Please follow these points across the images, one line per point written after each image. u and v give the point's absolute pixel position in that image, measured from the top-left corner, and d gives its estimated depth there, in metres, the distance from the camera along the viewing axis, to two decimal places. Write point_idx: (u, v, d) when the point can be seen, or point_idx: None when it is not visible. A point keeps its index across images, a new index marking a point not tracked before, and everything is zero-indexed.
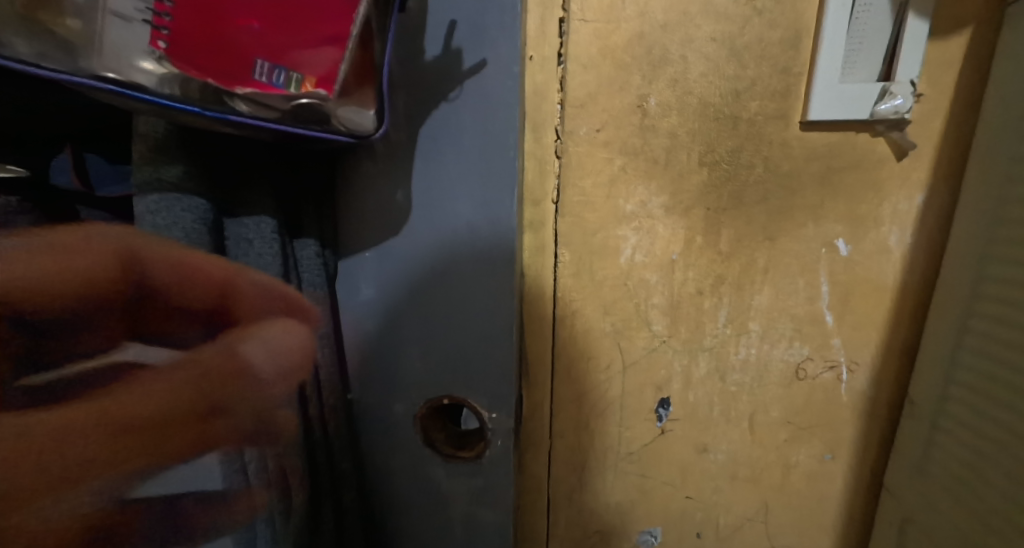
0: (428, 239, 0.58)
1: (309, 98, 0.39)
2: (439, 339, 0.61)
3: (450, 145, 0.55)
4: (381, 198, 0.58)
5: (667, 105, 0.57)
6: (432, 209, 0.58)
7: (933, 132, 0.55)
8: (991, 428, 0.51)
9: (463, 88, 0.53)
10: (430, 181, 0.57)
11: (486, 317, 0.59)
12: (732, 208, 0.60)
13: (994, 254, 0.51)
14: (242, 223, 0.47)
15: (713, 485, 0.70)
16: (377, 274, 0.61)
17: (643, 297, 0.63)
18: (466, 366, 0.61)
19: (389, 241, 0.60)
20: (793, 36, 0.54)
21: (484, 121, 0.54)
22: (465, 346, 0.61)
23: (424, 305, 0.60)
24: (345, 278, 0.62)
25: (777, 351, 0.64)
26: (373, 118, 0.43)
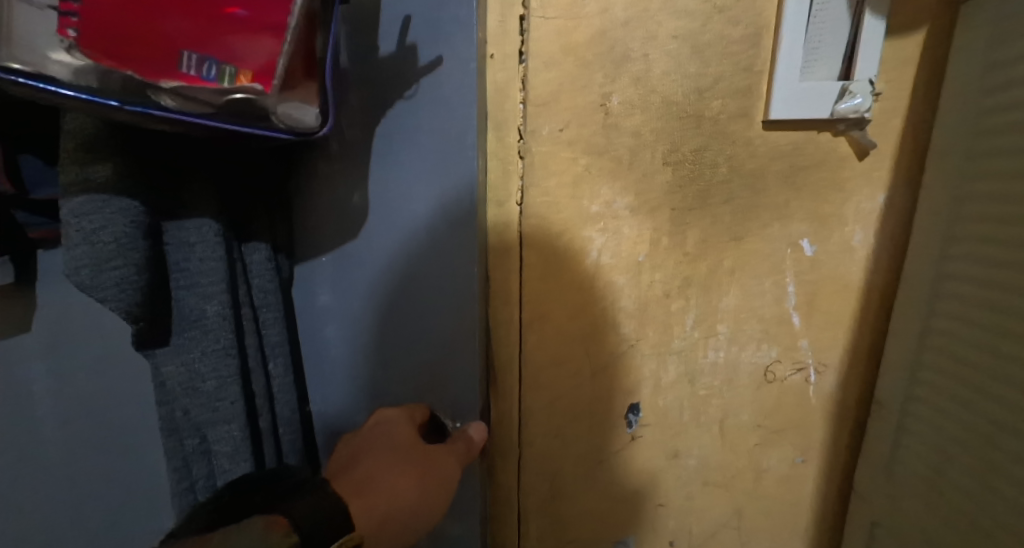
0: (383, 242, 0.56)
1: (244, 93, 0.37)
2: (399, 346, 0.59)
3: (408, 145, 0.54)
4: (338, 199, 0.57)
5: (630, 103, 0.56)
6: (391, 211, 0.55)
7: (893, 131, 0.55)
8: (957, 429, 0.51)
9: (419, 86, 0.52)
10: (385, 182, 0.55)
11: (450, 322, 0.56)
12: (698, 209, 0.59)
13: (953, 252, 0.50)
14: (183, 226, 0.46)
15: (685, 491, 0.69)
16: (336, 279, 0.60)
17: (610, 300, 0.62)
18: (427, 374, 0.58)
19: (344, 245, 0.58)
20: (753, 34, 0.54)
21: (443, 119, 0.52)
22: (427, 354, 0.57)
23: (380, 309, 0.58)
24: (303, 284, 0.62)
25: (746, 353, 0.63)
26: (316, 115, 0.41)
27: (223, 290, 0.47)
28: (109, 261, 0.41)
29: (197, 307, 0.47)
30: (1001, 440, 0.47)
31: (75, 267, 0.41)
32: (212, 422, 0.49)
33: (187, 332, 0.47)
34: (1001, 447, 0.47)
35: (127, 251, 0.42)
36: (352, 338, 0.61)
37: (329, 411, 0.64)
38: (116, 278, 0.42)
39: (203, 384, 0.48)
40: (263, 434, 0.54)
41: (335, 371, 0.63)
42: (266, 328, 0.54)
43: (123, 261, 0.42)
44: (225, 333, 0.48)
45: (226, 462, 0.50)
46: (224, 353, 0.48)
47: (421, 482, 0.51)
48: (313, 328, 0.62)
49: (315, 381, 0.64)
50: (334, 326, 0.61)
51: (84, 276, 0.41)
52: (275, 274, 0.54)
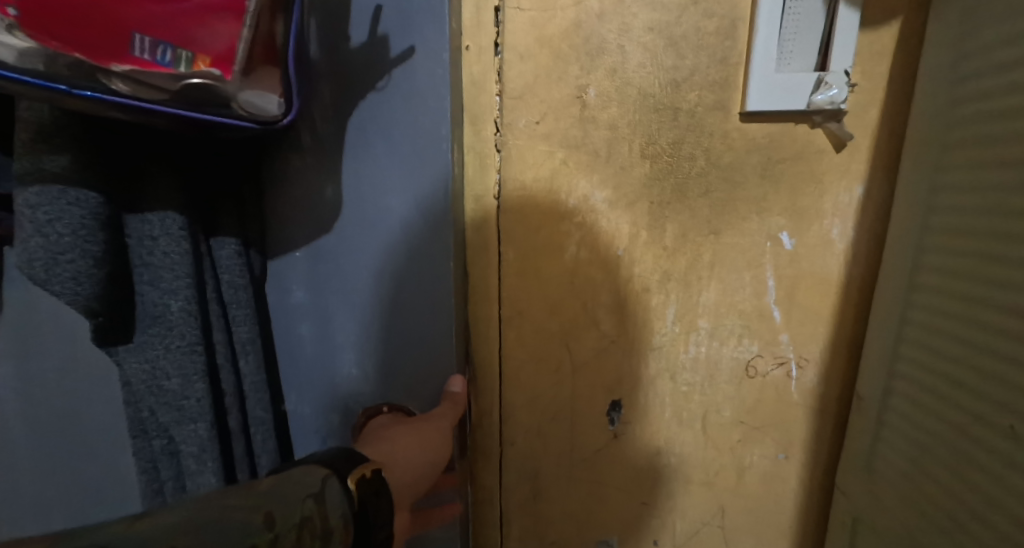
0: (361, 237, 0.55)
1: (201, 78, 0.37)
2: (376, 343, 0.58)
3: (383, 138, 0.53)
4: (311, 192, 0.55)
5: (606, 96, 0.56)
6: (368, 205, 0.55)
7: (868, 122, 0.54)
8: (934, 423, 0.50)
9: (391, 77, 0.51)
10: (361, 176, 0.54)
11: (427, 320, 0.57)
12: (676, 202, 0.58)
13: (928, 243, 0.50)
14: (145, 219, 0.44)
15: (669, 490, 0.68)
16: (310, 276, 0.57)
17: (590, 295, 0.61)
18: (405, 371, 0.58)
19: (320, 240, 0.56)
20: (729, 25, 0.53)
21: (416, 112, 0.52)
22: (404, 350, 0.57)
23: (360, 304, 0.57)
24: (275, 280, 0.58)
25: (726, 349, 0.62)
26: (278, 103, 0.41)
27: (188, 284, 0.45)
28: (64, 254, 0.40)
29: (160, 302, 0.45)
30: (980, 434, 0.45)
31: (29, 260, 0.40)
32: (177, 422, 0.47)
33: (151, 328, 0.46)
34: (975, 438, 0.46)
35: (83, 244, 0.41)
36: (328, 336, 0.59)
37: (303, 416, 0.62)
38: (72, 271, 0.41)
39: (167, 382, 0.46)
40: (234, 435, 0.52)
41: (312, 373, 0.60)
42: (236, 325, 0.51)
43: (80, 254, 0.41)
44: (190, 329, 0.46)
45: (192, 463, 0.48)
46: (190, 350, 0.46)
47: (420, 445, 0.52)
48: (287, 327, 0.59)
49: (290, 385, 0.61)
50: (308, 324, 0.59)
51: (37, 269, 0.40)
52: (246, 269, 0.52)
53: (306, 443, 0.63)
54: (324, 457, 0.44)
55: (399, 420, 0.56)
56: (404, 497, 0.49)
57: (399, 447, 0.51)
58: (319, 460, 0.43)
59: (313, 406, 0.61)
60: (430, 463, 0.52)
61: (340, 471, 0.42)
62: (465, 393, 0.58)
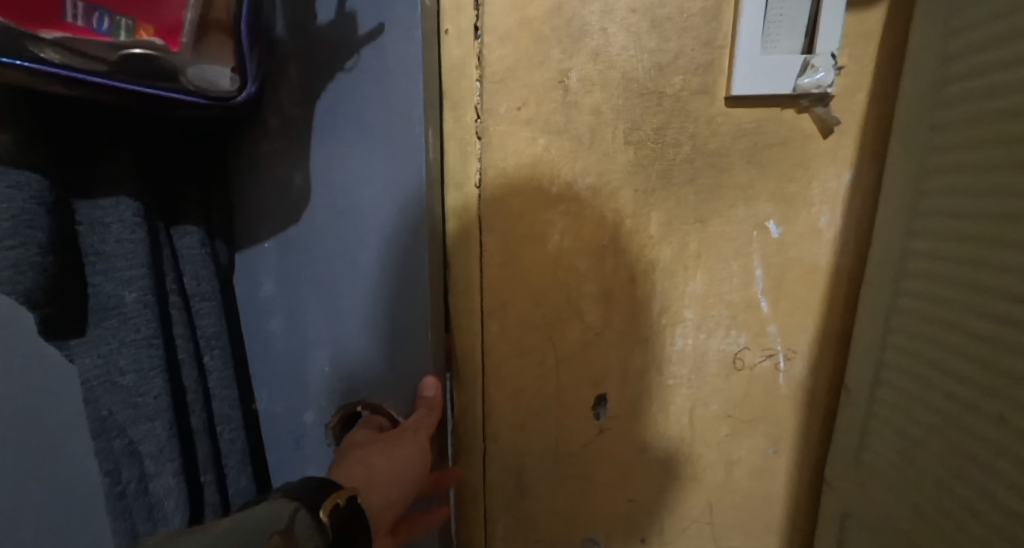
0: (330, 226, 0.54)
1: (143, 48, 0.36)
2: (350, 335, 0.56)
3: (354, 121, 0.51)
4: (278, 177, 0.53)
5: (589, 80, 0.54)
6: (340, 190, 0.53)
7: (857, 107, 0.53)
8: (925, 413, 0.48)
9: (361, 56, 0.50)
10: (331, 160, 0.52)
11: (402, 310, 0.55)
12: (660, 189, 0.57)
13: (918, 229, 0.48)
14: (95, 204, 0.41)
15: (656, 486, 0.66)
16: (280, 266, 0.55)
17: (574, 286, 0.59)
18: (381, 363, 0.56)
19: (289, 229, 0.54)
20: (713, 6, 0.52)
21: (388, 93, 0.50)
22: (378, 342, 0.56)
23: (331, 295, 0.55)
24: (243, 272, 0.56)
25: (714, 340, 0.61)
26: (230, 79, 0.41)
27: (144, 274, 0.43)
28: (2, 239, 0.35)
29: (115, 293, 0.42)
30: (970, 423, 0.44)
31: None
32: (134, 424, 0.44)
33: (104, 322, 0.42)
34: (968, 428, 0.44)
35: (24, 232, 0.36)
36: (300, 329, 0.57)
37: (273, 414, 0.59)
38: (11, 260, 0.36)
39: (122, 379, 0.42)
40: (197, 435, 0.48)
41: (282, 370, 0.58)
42: (201, 319, 0.49)
43: (19, 240, 0.36)
44: (147, 321, 0.43)
45: (152, 469, 0.44)
46: (147, 345, 0.44)
47: (393, 458, 0.50)
48: (256, 322, 0.57)
49: (260, 380, 0.58)
50: (279, 317, 0.56)
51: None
52: (208, 259, 0.50)
53: (279, 446, 0.59)
54: (298, 484, 0.43)
55: (380, 434, 0.53)
56: (381, 522, 0.48)
57: (371, 464, 0.49)
58: (287, 492, 0.41)
59: (285, 403, 0.58)
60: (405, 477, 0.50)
61: (312, 501, 0.41)
62: (440, 396, 0.56)
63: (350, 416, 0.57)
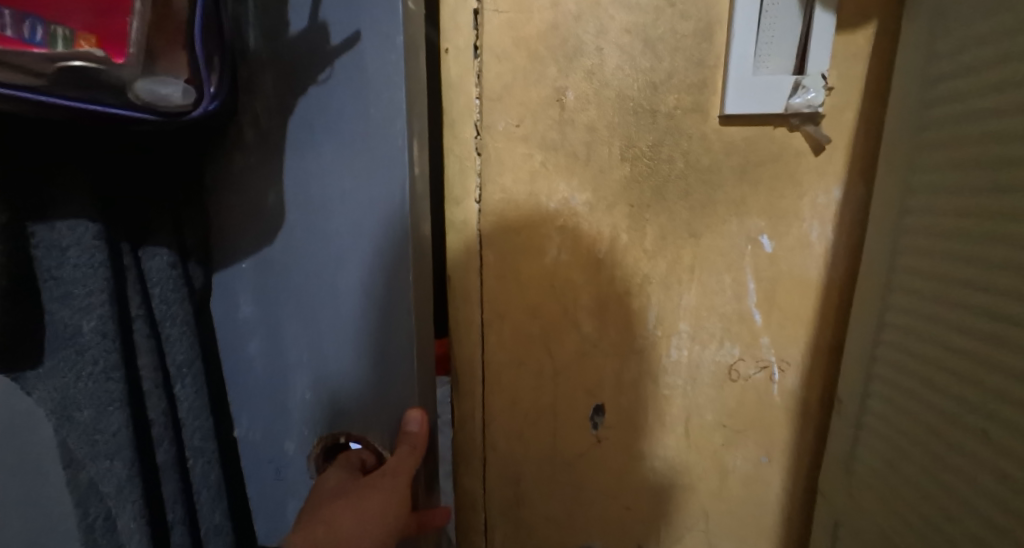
0: (305, 247, 0.56)
1: (82, 60, 0.39)
2: (327, 354, 0.58)
3: (326, 145, 0.53)
4: (254, 199, 0.56)
5: (585, 98, 0.56)
6: (316, 214, 0.55)
7: (846, 125, 0.54)
8: (911, 426, 0.49)
9: (335, 67, 0.51)
10: (306, 176, 0.54)
11: (387, 324, 0.56)
12: (655, 204, 0.58)
13: (903, 245, 0.49)
14: (54, 228, 0.43)
15: (652, 494, 0.67)
16: (257, 290, 0.58)
17: (570, 298, 0.61)
18: (365, 376, 0.58)
19: (265, 250, 0.57)
20: (705, 27, 0.53)
21: (366, 107, 0.52)
22: (362, 356, 0.58)
23: (309, 313, 0.58)
24: (222, 292, 0.59)
25: (708, 352, 0.62)
26: (182, 91, 0.42)
27: (101, 302, 0.44)
28: None
29: (73, 323, 0.44)
30: (952, 437, 0.45)
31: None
32: (93, 457, 0.46)
33: (63, 350, 0.44)
34: (950, 441, 0.45)
35: None
36: (278, 350, 0.60)
37: (256, 432, 0.62)
38: None
39: (80, 413, 0.45)
40: (162, 468, 0.50)
41: (258, 389, 0.61)
42: (171, 345, 0.51)
43: None
44: (104, 352, 0.44)
45: (113, 505, 0.46)
46: (104, 378, 0.45)
47: (359, 505, 0.51)
48: (233, 343, 0.60)
49: (240, 403, 0.62)
50: (257, 340, 0.60)
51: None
52: (181, 279, 0.51)
53: (259, 475, 0.63)
54: None
55: (347, 481, 0.55)
56: None
57: (333, 514, 0.50)
58: None
59: (265, 422, 0.62)
60: (374, 522, 0.50)
61: None
62: (423, 433, 0.56)
63: (333, 446, 0.61)
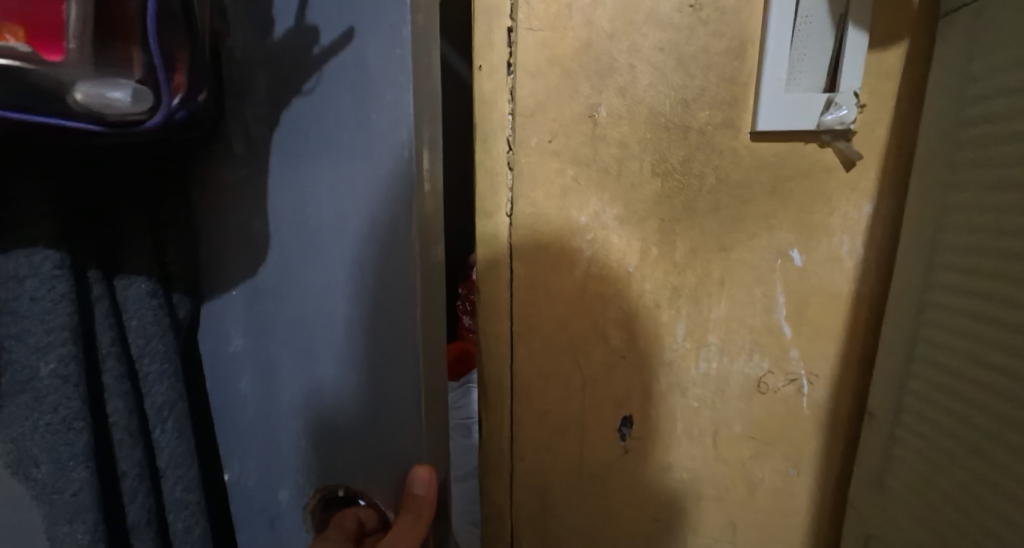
0: (296, 268, 0.54)
1: (8, 58, 0.33)
2: (319, 380, 0.56)
3: (315, 163, 0.51)
4: (241, 220, 0.54)
5: (617, 114, 0.57)
6: (306, 238, 0.53)
7: (877, 141, 0.54)
8: (948, 443, 0.49)
9: (321, 75, 0.49)
10: (297, 193, 0.52)
11: (385, 345, 0.53)
12: (686, 218, 0.58)
13: (939, 262, 0.50)
14: (12, 256, 0.39)
15: (680, 506, 0.67)
16: (246, 319, 0.57)
17: (601, 311, 0.62)
18: (360, 398, 0.55)
19: (257, 276, 0.55)
20: (738, 45, 0.54)
21: (360, 113, 0.49)
22: (357, 383, 0.55)
23: (302, 338, 0.55)
24: (212, 321, 0.58)
25: (737, 365, 0.62)
26: (130, 97, 0.36)
27: (66, 342, 0.40)
28: None
29: (30, 365, 0.40)
30: (992, 453, 0.45)
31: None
32: (55, 520, 0.42)
33: (23, 396, 0.41)
34: (989, 458, 0.45)
35: None
36: (267, 380, 0.58)
37: (249, 466, 0.61)
38: None
39: (39, 469, 0.41)
40: (133, 526, 0.46)
41: (250, 419, 0.59)
42: (151, 385, 0.47)
43: None
44: (66, 400, 0.41)
45: None
46: (66, 429, 0.41)
47: None
48: (221, 374, 0.59)
49: (230, 435, 0.60)
50: (249, 374, 0.58)
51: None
52: (162, 310, 0.48)
53: (251, 515, 0.61)
54: None
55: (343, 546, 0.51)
56: None
57: None
58: None
59: (257, 456, 0.60)
60: None
61: None
62: (430, 498, 0.53)
63: (330, 498, 0.58)
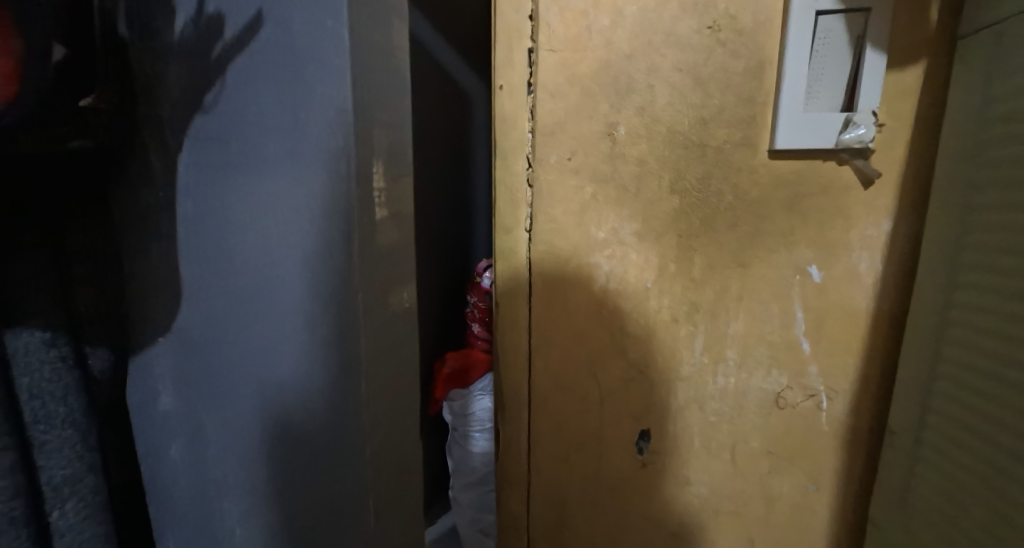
0: (223, 312, 0.48)
1: None
2: (255, 438, 0.49)
3: (239, 195, 0.45)
4: (167, 261, 0.50)
5: (636, 133, 0.58)
6: (233, 285, 0.47)
7: (896, 159, 0.54)
8: (968, 460, 0.49)
9: (226, 80, 0.44)
10: (219, 225, 0.47)
11: (329, 388, 0.45)
12: (704, 235, 0.59)
13: (959, 280, 0.50)
14: None
15: (697, 520, 0.67)
16: (175, 370, 0.52)
17: (618, 325, 0.63)
18: (302, 456, 0.48)
19: (183, 322, 0.50)
20: (756, 65, 0.55)
21: (286, 113, 0.42)
22: (297, 439, 0.47)
23: (234, 388, 0.49)
24: (141, 380, 0.53)
25: (755, 380, 0.62)
26: None
27: None
28: None
29: None
30: (1016, 473, 0.44)
31: None
32: None
33: None
34: (1006, 474, 0.45)
35: None
36: (199, 442, 0.52)
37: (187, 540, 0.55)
38: None
39: None
40: None
41: (184, 484, 0.54)
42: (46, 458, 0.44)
43: None
44: None
45: None
46: None
47: None
48: (150, 437, 0.54)
49: (167, 504, 0.55)
50: (181, 435, 0.53)
51: None
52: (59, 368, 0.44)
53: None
54: None
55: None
56: None
57: None
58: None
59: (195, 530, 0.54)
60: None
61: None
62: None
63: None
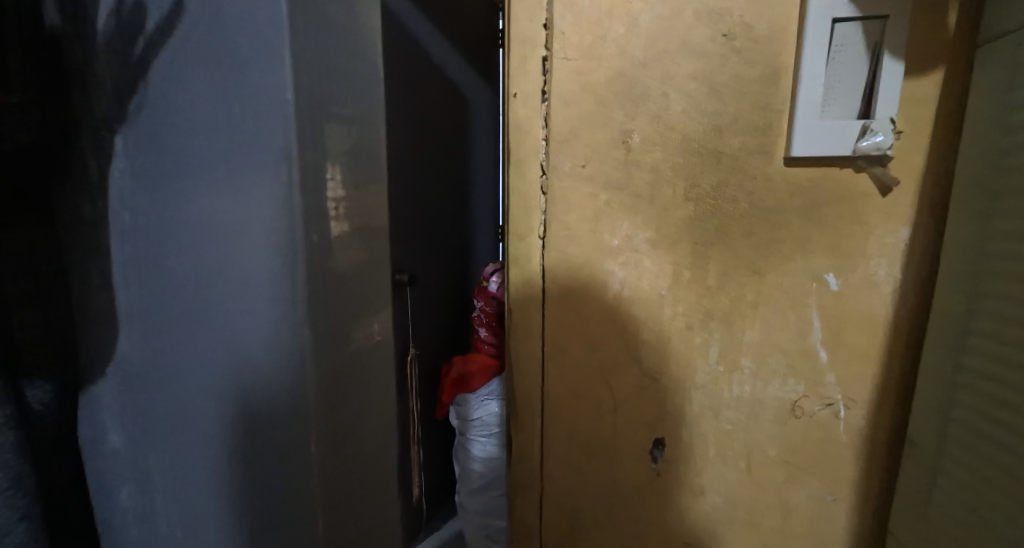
0: (167, 341, 0.70)
1: None
2: (257, 417, 0.67)
3: (196, 233, 0.66)
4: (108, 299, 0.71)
5: (650, 140, 0.58)
6: (171, 319, 0.69)
7: (914, 166, 0.53)
8: (993, 473, 0.47)
9: (131, 186, 0.68)
10: (155, 270, 0.69)
11: (268, 381, 0.66)
12: (719, 243, 0.59)
13: (982, 288, 0.48)
14: None
15: (712, 531, 0.66)
16: (121, 403, 0.74)
17: (632, 332, 0.63)
18: (289, 414, 0.67)
19: (123, 355, 0.73)
20: (771, 73, 0.54)
21: (230, 175, 0.63)
22: (292, 409, 0.67)
23: (183, 393, 0.70)
24: (91, 420, 0.74)
25: (771, 389, 0.61)
26: None
27: None
28: None
29: None
30: None
31: None
32: None
33: None
34: None
35: None
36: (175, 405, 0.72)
37: (174, 481, 0.73)
38: None
39: None
40: None
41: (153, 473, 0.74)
42: None
43: None
44: None
45: None
46: None
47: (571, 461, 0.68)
48: (110, 450, 0.75)
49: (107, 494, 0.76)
50: (118, 438, 0.75)
51: None
52: None
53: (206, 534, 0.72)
54: None
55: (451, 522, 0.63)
56: None
57: None
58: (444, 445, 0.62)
59: (174, 469, 0.73)
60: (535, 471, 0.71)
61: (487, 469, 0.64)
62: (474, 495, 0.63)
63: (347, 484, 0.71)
